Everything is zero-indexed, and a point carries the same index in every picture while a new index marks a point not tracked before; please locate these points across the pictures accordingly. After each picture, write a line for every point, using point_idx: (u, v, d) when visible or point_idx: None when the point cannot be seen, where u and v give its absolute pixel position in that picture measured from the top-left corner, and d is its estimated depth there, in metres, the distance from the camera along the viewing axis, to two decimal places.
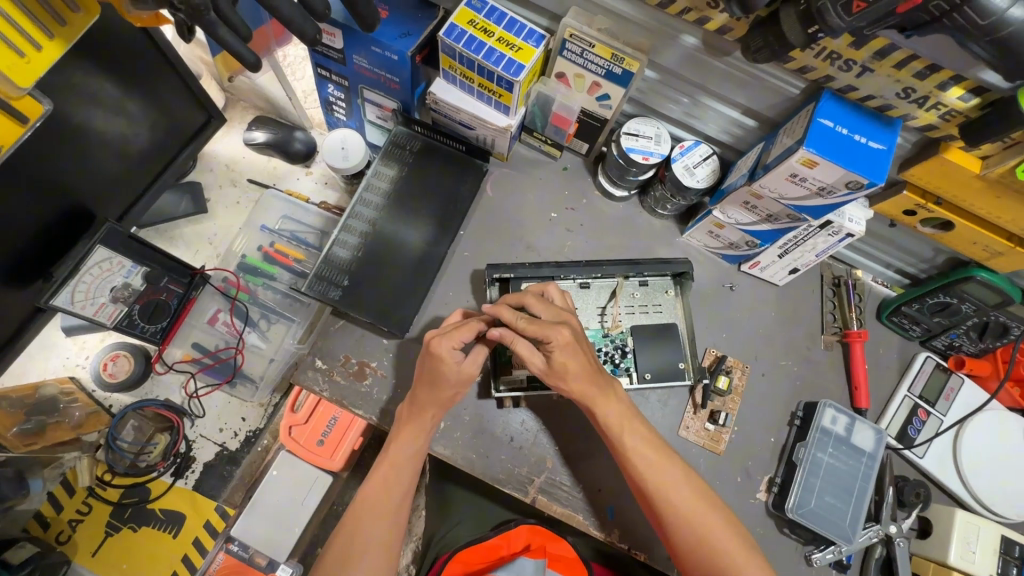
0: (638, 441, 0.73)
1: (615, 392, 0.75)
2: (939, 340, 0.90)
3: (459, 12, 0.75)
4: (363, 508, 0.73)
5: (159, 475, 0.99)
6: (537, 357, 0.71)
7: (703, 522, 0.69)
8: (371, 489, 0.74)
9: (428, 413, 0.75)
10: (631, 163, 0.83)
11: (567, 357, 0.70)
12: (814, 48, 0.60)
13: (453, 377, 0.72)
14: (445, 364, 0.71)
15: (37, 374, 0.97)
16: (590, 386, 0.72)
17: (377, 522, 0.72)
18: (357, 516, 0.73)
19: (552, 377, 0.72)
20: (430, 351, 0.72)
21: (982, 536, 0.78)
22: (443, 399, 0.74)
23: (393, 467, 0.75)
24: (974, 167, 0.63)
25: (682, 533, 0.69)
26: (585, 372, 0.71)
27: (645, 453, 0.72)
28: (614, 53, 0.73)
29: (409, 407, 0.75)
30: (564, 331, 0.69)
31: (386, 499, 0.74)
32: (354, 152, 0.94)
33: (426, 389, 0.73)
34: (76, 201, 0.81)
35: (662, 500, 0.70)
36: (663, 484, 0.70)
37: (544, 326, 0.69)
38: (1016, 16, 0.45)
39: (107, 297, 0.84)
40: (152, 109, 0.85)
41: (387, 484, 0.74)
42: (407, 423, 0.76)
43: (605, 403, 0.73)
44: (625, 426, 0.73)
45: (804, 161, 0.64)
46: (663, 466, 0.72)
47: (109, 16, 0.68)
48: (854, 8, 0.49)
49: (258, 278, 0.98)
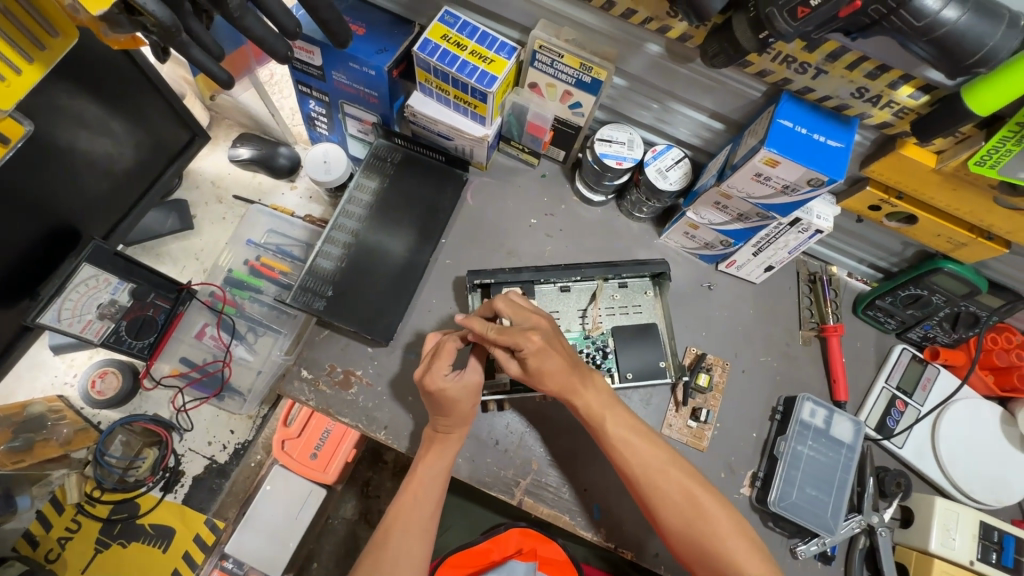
0: (622, 429, 0.74)
1: (594, 381, 0.76)
2: (914, 332, 0.92)
3: (433, 28, 0.77)
4: (394, 523, 0.74)
5: (148, 490, 0.99)
6: (512, 363, 0.74)
7: (689, 502, 0.70)
8: (405, 507, 0.75)
9: (452, 435, 0.76)
10: (606, 168, 0.85)
11: (542, 361, 0.71)
12: (769, 52, 0.62)
13: (464, 393, 0.73)
14: (450, 391, 0.72)
15: (25, 393, 0.98)
16: (571, 378, 0.73)
17: (408, 536, 0.73)
18: (387, 532, 0.74)
19: (530, 379, 0.74)
20: (428, 391, 0.73)
21: (961, 523, 0.79)
22: (460, 419, 0.74)
23: (419, 490, 0.75)
24: (929, 161, 0.66)
25: (671, 517, 0.70)
26: (563, 370, 0.72)
27: (629, 439, 0.73)
28: (582, 62, 0.76)
29: (433, 429, 0.76)
30: (534, 338, 0.70)
31: (413, 514, 0.75)
32: (336, 166, 0.96)
33: (445, 415, 0.73)
34: (62, 220, 0.82)
35: (649, 485, 0.71)
36: (649, 468, 0.72)
37: (515, 334, 0.69)
38: (947, 17, 0.47)
39: (93, 313, 0.85)
40: (137, 129, 0.87)
41: (415, 500, 0.75)
42: (430, 445, 0.76)
43: (584, 394, 0.74)
44: (606, 413, 0.74)
45: (767, 161, 0.67)
46: (648, 450, 0.73)
47: (91, 40, 0.70)
48: (798, 14, 0.51)
49: (245, 291, 0.99)
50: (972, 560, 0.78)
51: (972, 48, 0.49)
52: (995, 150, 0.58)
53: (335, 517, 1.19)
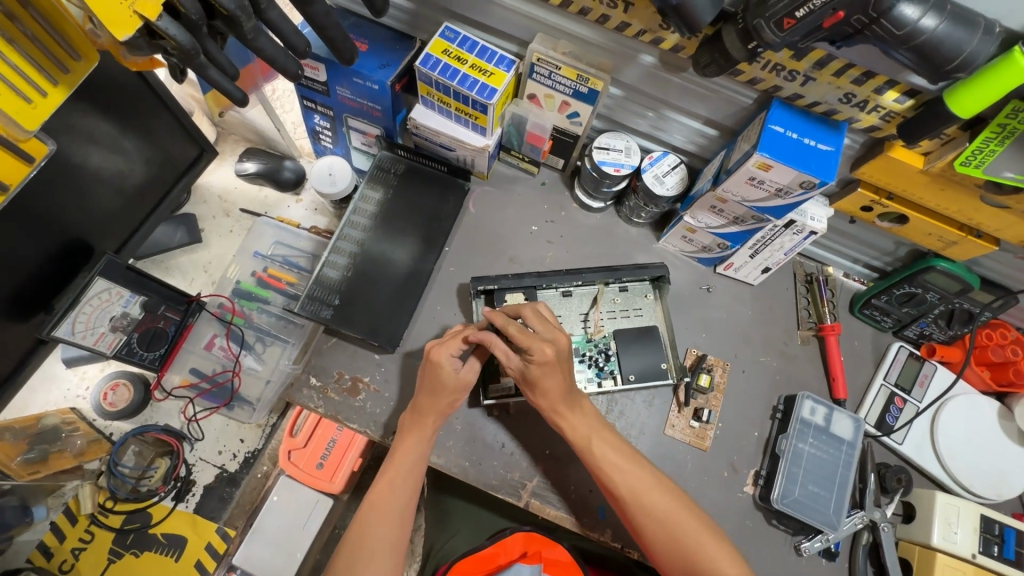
0: (607, 450, 0.76)
1: (582, 407, 0.78)
2: (911, 330, 0.94)
3: (434, 43, 0.80)
4: (370, 514, 0.75)
5: (159, 500, 1.01)
6: (515, 360, 0.75)
7: (671, 518, 0.71)
8: (380, 492, 0.76)
9: (427, 421, 0.77)
10: (604, 175, 0.87)
11: (543, 373, 0.73)
12: (759, 61, 0.65)
13: (451, 383, 0.75)
14: (442, 371, 0.75)
15: (38, 406, 0.99)
16: (558, 403, 0.76)
17: (381, 525, 0.74)
18: (363, 527, 0.74)
19: (527, 387, 0.76)
20: (429, 360, 0.76)
21: (962, 517, 0.80)
22: (438, 407, 0.76)
23: (394, 481, 0.76)
24: (918, 163, 0.68)
25: (656, 536, 0.71)
26: (558, 392, 0.75)
27: (615, 460, 0.75)
28: (579, 74, 0.78)
29: (411, 414, 0.78)
30: (548, 349, 0.72)
31: (387, 500, 0.76)
32: (341, 177, 0.98)
33: (429, 393, 0.76)
34: (75, 236, 0.85)
35: (634, 504, 0.72)
36: (634, 487, 0.73)
37: (532, 339, 0.72)
38: (926, 26, 0.50)
39: (106, 326, 0.87)
40: (147, 146, 0.89)
41: (390, 489, 0.76)
42: (409, 431, 0.78)
43: (570, 417, 0.77)
44: (592, 437, 0.76)
45: (760, 165, 0.69)
46: (633, 470, 0.74)
47: (106, 62, 0.73)
48: (785, 25, 0.54)
49: (252, 302, 1.01)
50: (974, 553, 0.79)
51: (950, 54, 0.51)
52: (980, 150, 0.61)
53: (342, 526, 1.19)
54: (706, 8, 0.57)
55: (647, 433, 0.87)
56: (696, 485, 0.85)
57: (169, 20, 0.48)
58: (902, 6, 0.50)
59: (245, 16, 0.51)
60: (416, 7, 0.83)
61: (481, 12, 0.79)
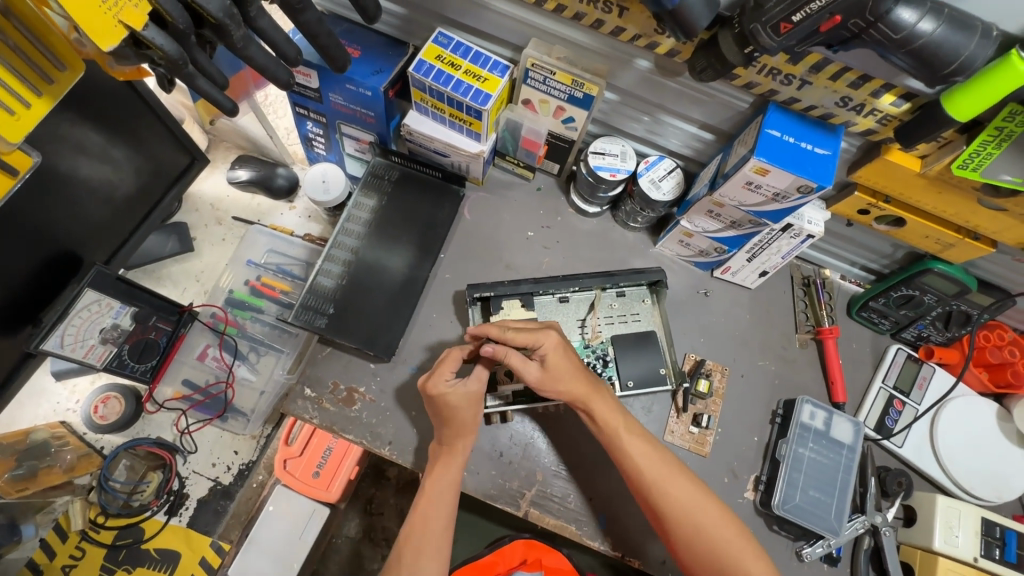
0: (635, 439, 0.75)
1: (606, 394, 0.78)
2: (908, 332, 0.94)
3: (427, 48, 0.79)
4: (408, 548, 0.74)
5: (152, 514, 0.98)
6: (530, 367, 0.74)
7: (697, 508, 0.71)
8: (417, 524, 0.75)
9: (457, 447, 0.76)
10: (600, 180, 0.87)
11: (560, 358, 0.75)
12: (754, 65, 0.64)
13: (463, 399, 0.74)
14: (450, 397, 0.74)
15: (27, 420, 0.98)
16: (585, 386, 0.76)
17: (423, 557, 0.73)
18: (402, 560, 0.73)
19: (547, 384, 0.75)
20: (429, 396, 0.75)
21: (964, 520, 0.80)
22: (463, 427, 0.75)
23: (430, 505, 0.75)
24: (914, 166, 0.68)
25: (681, 525, 0.70)
26: (578, 373, 0.76)
27: (642, 449, 0.74)
28: (574, 78, 0.77)
29: (438, 444, 0.77)
30: (552, 335, 0.76)
31: (427, 528, 0.74)
32: (334, 185, 0.97)
33: (448, 425, 0.75)
34: (64, 247, 0.83)
35: (660, 494, 0.71)
36: (661, 476, 0.72)
37: (536, 331, 0.75)
38: (923, 30, 0.50)
39: (96, 338, 0.85)
40: (138, 155, 0.88)
41: (427, 518, 0.75)
42: (437, 460, 0.76)
43: (599, 401, 0.76)
44: (619, 426, 0.75)
45: (757, 169, 0.68)
46: (659, 459, 0.74)
47: (94, 71, 0.72)
48: (781, 29, 0.53)
49: (245, 311, 1.00)
50: (976, 556, 0.78)
51: (947, 58, 0.51)
52: (976, 153, 0.61)
53: (339, 536, 1.18)
54: (702, 13, 0.56)
55: None
56: None
57: (156, 29, 0.47)
58: (899, 11, 0.49)
59: (234, 25, 0.50)
60: (409, 13, 0.83)
61: (474, 17, 0.79)
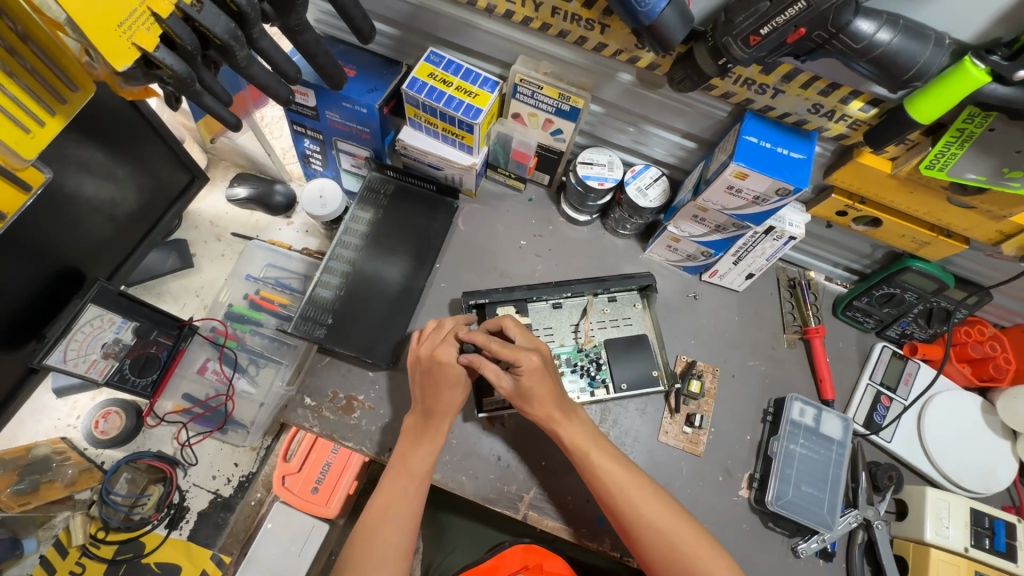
0: (605, 459, 0.75)
1: (577, 415, 0.78)
2: (892, 330, 0.96)
3: (420, 67, 0.83)
4: (381, 518, 0.73)
5: (152, 528, 0.99)
6: (505, 380, 0.76)
7: (670, 526, 0.71)
8: (392, 497, 0.74)
9: (440, 426, 0.77)
10: (589, 189, 0.90)
11: (535, 382, 0.74)
12: (730, 76, 0.68)
13: (460, 379, 0.76)
14: (454, 369, 0.75)
15: (27, 437, 0.99)
16: (553, 409, 0.76)
17: (394, 530, 0.72)
18: (373, 526, 0.73)
19: (519, 400, 0.76)
20: (428, 358, 0.76)
21: (953, 511, 0.82)
22: (447, 405, 0.77)
23: (405, 481, 0.75)
24: (885, 168, 0.71)
25: (655, 545, 0.70)
26: (551, 398, 0.75)
27: (613, 470, 0.74)
28: (560, 92, 0.81)
29: (421, 417, 0.78)
30: (534, 357, 0.74)
31: (398, 507, 0.73)
32: (331, 200, 0.99)
33: (439, 391, 0.76)
34: (67, 264, 0.85)
35: (633, 516, 0.71)
36: (634, 497, 0.72)
37: (518, 351, 0.74)
38: (882, 39, 0.54)
39: (98, 353, 0.87)
40: (139, 173, 0.90)
41: (403, 492, 0.74)
42: (421, 436, 0.78)
43: (569, 425, 0.77)
44: (590, 446, 0.76)
45: (737, 174, 0.72)
46: (631, 478, 0.74)
47: (101, 94, 0.75)
48: (751, 42, 0.57)
49: (245, 325, 1.01)
50: (966, 547, 0.80)
51: (905, 65, 0.55)
52: (942, 154, 0.64)
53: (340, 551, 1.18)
54: (679, 27, 0.60)
55: (642, 441, 0.88)
56: (690, 492, 0.86)
57: (165, 50, 0.51)
58: (859, 22, 0.53)
59: (239, 46, 0.53)
60: (401, 34, 0.87)
61: (463, 36, 0.83)
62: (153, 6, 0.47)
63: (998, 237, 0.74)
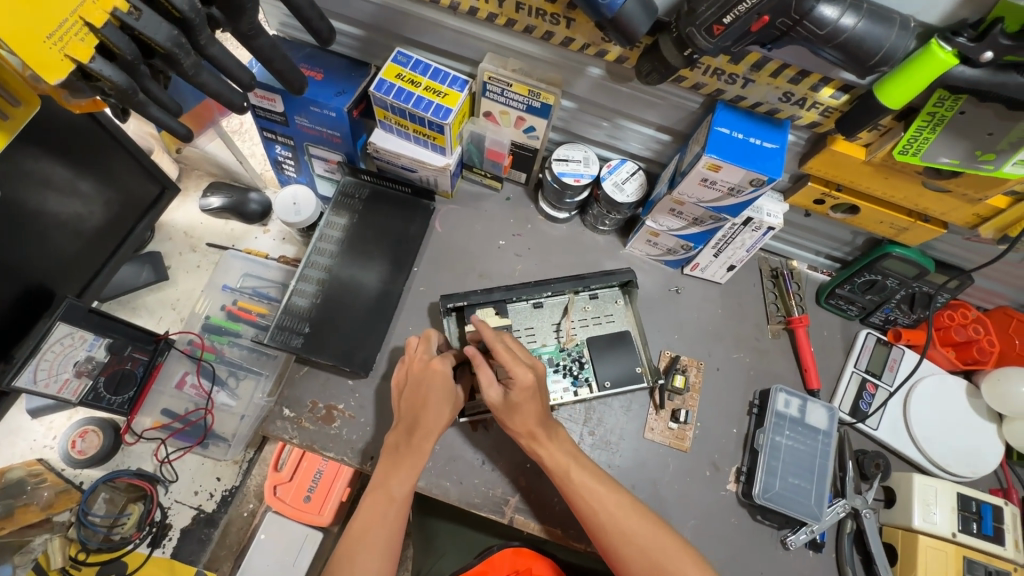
0: (585, 476, 0.74)
1: (558, 434, 0.77)
2: (876, 316, 0.96)
3: (387, 68, 0.81)
4: (358, 542, 0.71)
5: (134, 548, 0.97)
6: (494, 389, 0.74)
7: (650, 542, 0.70)
8: (372, 521, 0.73)
9: (423, 446, 0.76)
10: (565, 186, 0.88)
11: (524, 400, 0.72)
12: (699, 66, 0.67)
13: (441, 394, 0.76)
14: (439, 380, 0.76)
15: (4, 460, 0.98)
16: (534, 428, 0.75)
17: (370, 554, 0.70)
18: (350, 552, 0.71)
19: (504, 412, 0.75)
20: (428, 364, 0.77)
21: (940, 497, 0.82)
22: (430, 424, 0.75)
23: (385, 504, 0.74)
24: (860, 154, 0.70)
25: (633, 561, 0.69)
26: (535, 416, 0.74)
27: (593, 487, 0.73)
28: (530, 89, 0.79)
29: (405, 435, 0.76)
30: (529, 374, 0.72)
31: (374, 531, 0.72)
32: (305, 206, 0.98)
33: (421, 407, 0.75)
34: (34, 282, 0.83)
35: (614, 534, 0.70)
36: (615, 514, 0.71)
37: (515, 362, 0.72)
38: (846, 25, 0.53)
39: (70, 372, 0.84)
40: (104, 186, 0.88)
41: (378, 514, 0.73)
42: (399, 463, 0.75)
43: (548, 445, 0.75)
44: (570, 465, 0.75)
45: (710, 166, 0.71)
46: (611, 496, 0.73)
47: (56, 108, 0.73)
48: (714, 31, 0.56)
49: (224, 337, 1.00)
50: (954, 532, 0.80)
51: (872, 50, 0.54)
52: (914, 139, 0.64)
53: None
54: (642, 19, 0.58)
55: (627, 438, 0.87)
56: (677, 488, 0.85)
57: (103, 62, 0.49)
58: (822, 7, 0.52)
59: (184, 54, 0.51)
60: (369, 35, 0.85)
61: (431, 35, 0.81)
62: (86, 16, 0.46)
63: (976, 220, 0.73)
